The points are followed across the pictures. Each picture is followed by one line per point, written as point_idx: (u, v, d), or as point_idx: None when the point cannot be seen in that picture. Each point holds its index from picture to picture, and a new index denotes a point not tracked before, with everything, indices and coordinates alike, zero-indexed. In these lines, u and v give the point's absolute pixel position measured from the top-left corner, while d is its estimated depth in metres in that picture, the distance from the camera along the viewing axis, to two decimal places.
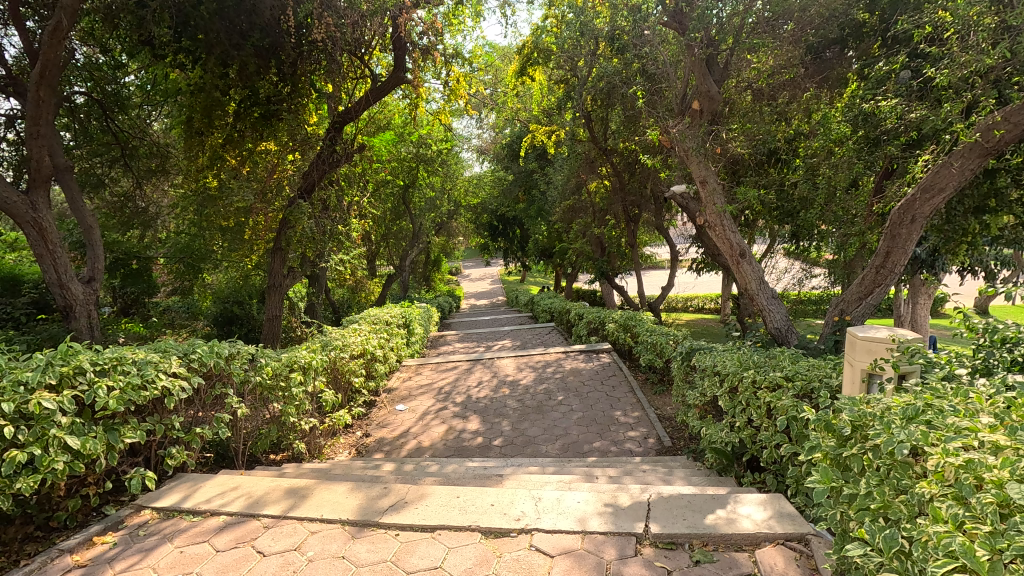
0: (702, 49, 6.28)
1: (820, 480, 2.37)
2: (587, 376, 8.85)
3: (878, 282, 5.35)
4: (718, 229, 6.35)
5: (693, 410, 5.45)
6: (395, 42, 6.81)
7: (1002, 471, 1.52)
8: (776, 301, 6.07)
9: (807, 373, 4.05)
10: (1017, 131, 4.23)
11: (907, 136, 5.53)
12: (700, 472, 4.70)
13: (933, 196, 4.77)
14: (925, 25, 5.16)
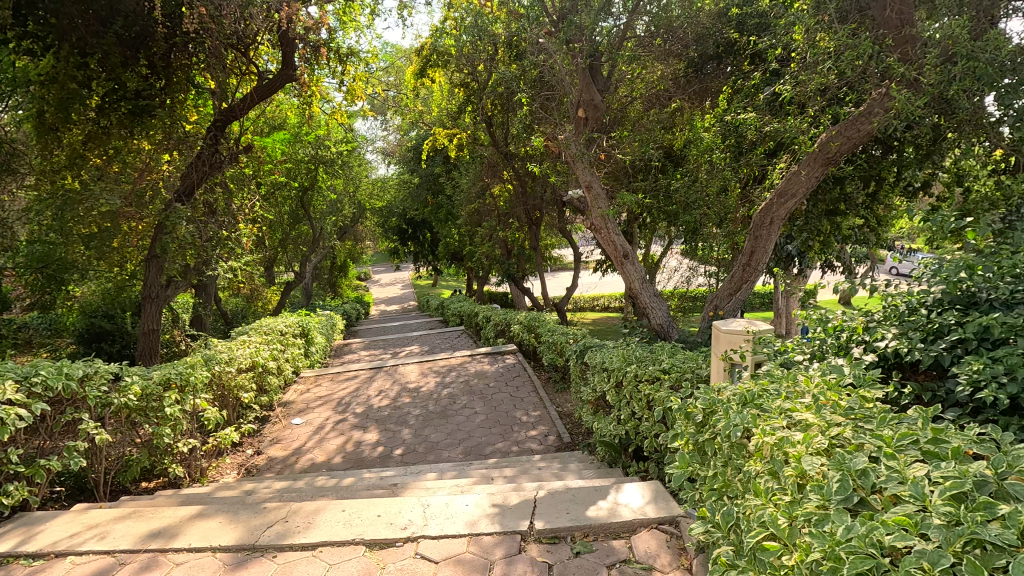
0: (585, 59, 6.56)
1: (681, 465, 2.55)
2: (491, 378, 8.90)
3: (745, 279, 5.89)
4: (604, 231, 6.71)
5: (587, 406, 5.64)
6: (282, 38, 6.48)
7: (803, 445, 1.69)
8: (659, 299, 6.53)
9: (682, 365, 4.32)
10: (849, 144, 4.88)
11: (766, 146, 6.10)
12: (592, 465, 4.88)
13: (787, 201, 5.35)
14: (777, 47, 5.72)
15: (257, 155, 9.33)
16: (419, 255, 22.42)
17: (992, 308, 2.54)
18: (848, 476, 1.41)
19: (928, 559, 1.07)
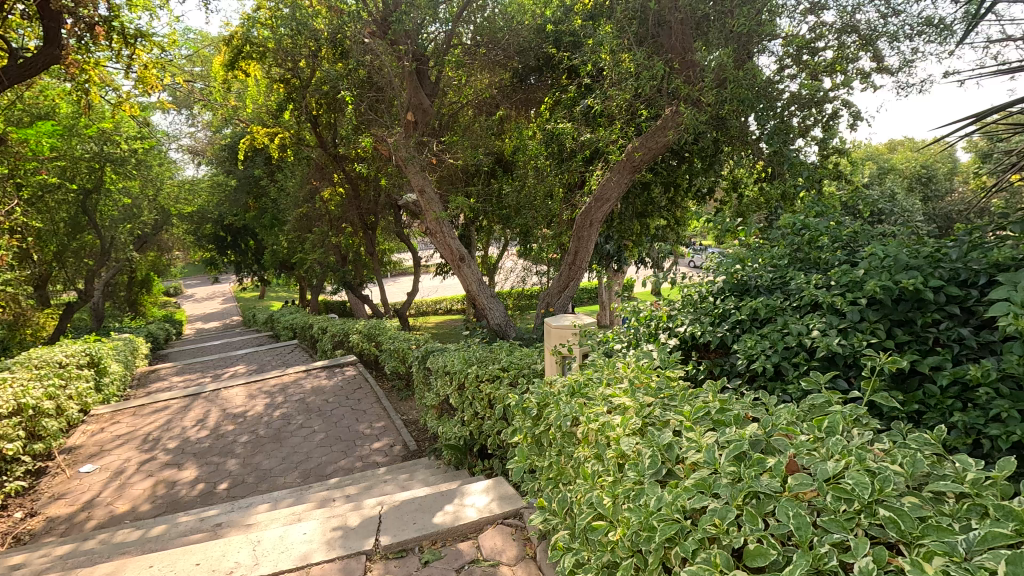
0: (411, 62, 6.50)
1: (520, 459, 2.65)
2: (330, 393, 8.39)
3: (572, 277, 6.39)
4: (440, 234, 6.79)
5: (431, 411, 5.59)
6: (43, 9, 5.10)
7: (621, 428, 1.85)
8: (496, 299, 6.79)
9: (519, 362, 4.50)
10: (649, 154, 5.58)
11: (584, 154, 6.64)
12: (439, 470, 4.83)
13: (603, 205, 5.93)
14: (587, 64, 6.24)
15: (14, 150, 7.60)
16: (241, 265, 20.25)
17: (759, 293, 3.06)
18: (657, 452, 1.57)
19: (718, 515, 1.22)
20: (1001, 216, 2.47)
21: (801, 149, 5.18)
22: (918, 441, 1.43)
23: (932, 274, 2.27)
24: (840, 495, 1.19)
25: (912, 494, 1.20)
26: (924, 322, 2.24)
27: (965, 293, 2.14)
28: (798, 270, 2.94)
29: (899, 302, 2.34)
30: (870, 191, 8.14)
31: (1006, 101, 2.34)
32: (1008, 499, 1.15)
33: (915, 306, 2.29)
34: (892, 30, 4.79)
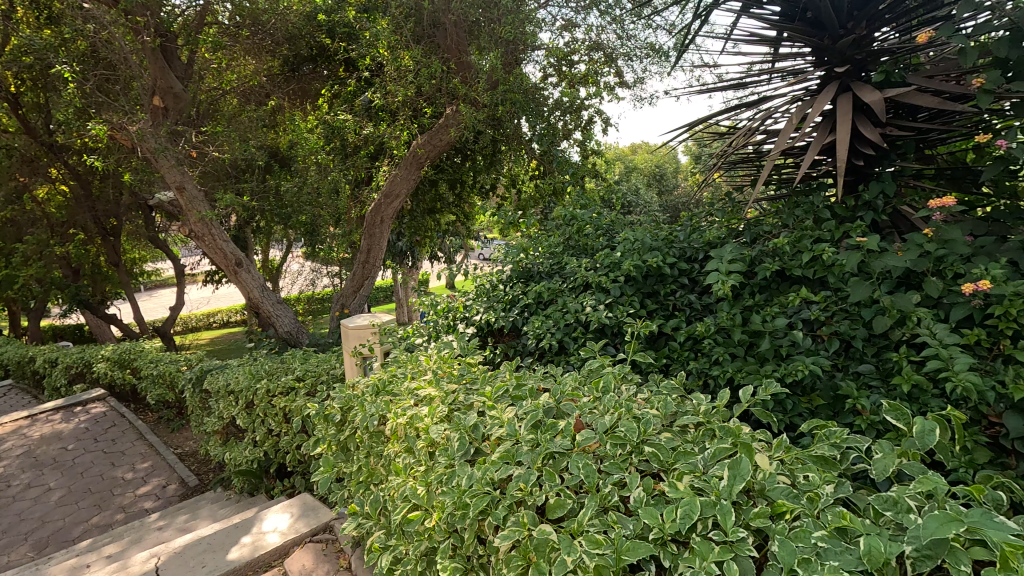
0: (152, 37, 5.58)
1: (325, 469, 2.51)
2: (70, 438, 6.78)
3: (366, 275, 6.48)
4: (208, 238, 5.97)
5: (214, 438, 4.91)
6: None
7: (429, 417, 1.89)
8: (283, 305, 6.29)
9: (316, 370, 4.22)
10: (434, 152, 5.83)
11: (369, 150, 6.48)
12: (229, 502, 4.28)
13: (393, 201, 6.03)
14: (364, 57, 6.06)
15: None
16: None
17: (542, 279, 3.38)
18: (464, 433, 1.65)
19: (523, 480, 1.34)
20: (710, 205, 3.14)
21: (564, 150, 5.84)
22: (668, 388, 1.75)
23: (668, 252, 2.79)
24: (616, 442, 1.41)
25: (666, 430, 1.47)
26: (666, 292, 2.74)
27: (691, 266, 2.68)
28: (572, 254, 3.33)
29: (647, 277, 2.82)
30: (622, 186, 9.56)
31: (710, 113, 2.98)
32: (728, 421, 1.49)
33: (659, 280, 2.79)
34: (626, 51, 5.66)
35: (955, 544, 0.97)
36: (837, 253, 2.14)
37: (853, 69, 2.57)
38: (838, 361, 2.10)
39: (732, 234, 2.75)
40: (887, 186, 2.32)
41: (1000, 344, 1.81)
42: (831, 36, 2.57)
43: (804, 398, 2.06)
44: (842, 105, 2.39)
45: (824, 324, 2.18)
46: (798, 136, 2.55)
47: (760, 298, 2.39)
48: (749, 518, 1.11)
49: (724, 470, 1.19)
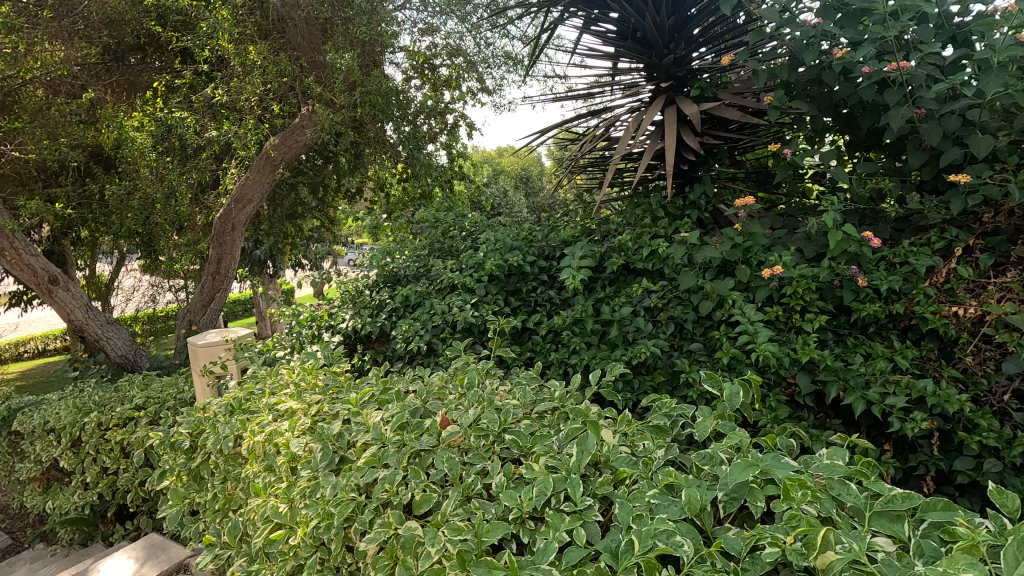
0: None
1: (175, 502, 2.28)
2: None
3: (216, 288, 5.94)
4: (11, 253, 4.92)
5: (29, 486, 4.17)
6: None
7: (290, 431, 1.81)
8: (115, 327, 5.55)
9: (160, 395, 3.78)
10: (289, 153, 5.53)
11: (214, 151, 5.94)
12: (54, 558, 3.67)
13: (245, 207, 5.61)
14: (202, 50, 5.50)
15: None
16: None
17: (409, 282, 3.36)
18: (327, 442, 1.61)
19: (388, 481, 1.35)
20: (564, 205, 3.36)
21: (433, 152, 5.87)
22: (527, 378, 1.86)
23: (528, 252, 2.94)
24: (479, 433, 1.48)
25: (526, 418, 1.57)
26: (527, 289, 2.88)
27: (549, 264, 2.86)
28: (438, 255, 3.35)
29: (510, 276, 2.94)
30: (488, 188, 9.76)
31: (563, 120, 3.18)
32: (580, 403, 1.63)
33: (520, 278, 2.93)
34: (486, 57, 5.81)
35: (752, 485, 1.18)
36: (669, 246, 2.41)
37: (676, 84, 2.92)
38: (675, 342, 2.37)
39: (585, 232, 2.97)
40: (708, 189, 2.71)
41: (792, 318, 2.18)
42: (657, 55, 2.89)
43: (648, 377, 2.30)
44: (668, 115, 2.71)
45: (662, 310, 2.45)
46: (634, 143, 2.83)
47: (609, 290, 2.62)
48: (595, 487, 1.24)
49: (574, 447, 1.31)
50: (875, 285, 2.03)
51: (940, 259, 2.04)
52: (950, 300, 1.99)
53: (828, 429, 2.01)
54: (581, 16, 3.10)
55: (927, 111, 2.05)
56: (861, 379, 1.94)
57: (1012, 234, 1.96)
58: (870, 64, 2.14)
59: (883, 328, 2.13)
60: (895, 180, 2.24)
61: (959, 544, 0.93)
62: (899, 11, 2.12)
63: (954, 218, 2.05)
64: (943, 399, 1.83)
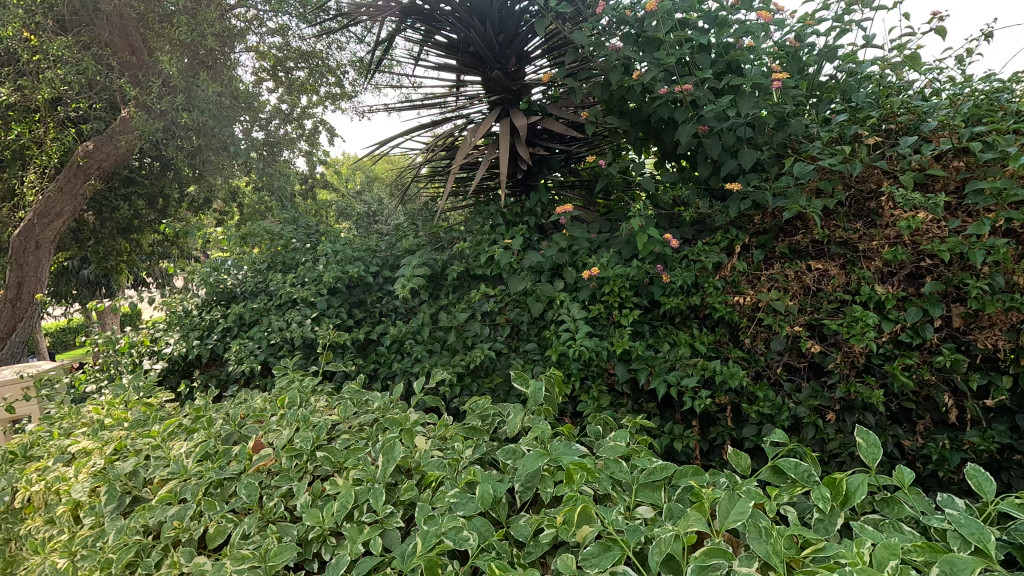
0: None
1: None
2: None
3: (17, 316, 5.10)
4: None
5: None
6: None
7: (77, 475, 1.62)
8: None
9: None
10: (107, 161, 4.90)
11: (10, 158, 5.11)
12: None
13: (52, 222, 4.90)
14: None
15: None
16: None
17: (245, 299, 3.12)
18: (116, 483, 1.48)
19: (178, 518, 1.28)
20: (411, 215, 3.37)
21: (293, 159, 5.58)
22: (347, 393, 1.85)
23: (370, 262, 2.90)
24: (292, 454, 1.44)
25: (345, 432, 1.61)
26: (372, 300, 2.84)
27: (391, 273, 2.84)
28: (278, 268, 3.16)
29: (353, 288, 2.88)
30: (360, 197, 9.45)
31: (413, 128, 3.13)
32: (403, 410, 1.73)
33: (364, 289, 2.88)
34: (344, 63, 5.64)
35: (543, 473, 1.27)
36: (502, 252, 2.51)
37: (512, 97, 3.04)
38: (511, 343, 2.48)
39: (430, 241, 3.00)
40: (542, 197, 2.85)
41: (611, 313, 2.34)
42: (491, 69, 2.99)
43: (486, 379, 2.38)
44: (501, 127, 2.83)
45: (500, 314, 2.55)
46: (471, 153, 2.92)
47: (452, 297, 2.67)
48: (400, 494, 1.28)
49: (381, 456, 1.34)
50: (675, 281, 2.26)
51: (726, 256, 2.30)
52: (733, 291, 2.23)
53: (641, 413, 2.21)
54: (419, 29, 3.13)
55: (709, 127, 2.32)
56: (665, 365, 2.16)
57: (777, 232, 2.30)
58: (662, 85, 2.40)
59: (687, 319, 2.36)
60: (692, 187, 2.52)
61: (696, 505, 1.07)
62: (683, 39, 2.38)
63: (734, 219, 2.35)
64: (728, 375, 2.08)
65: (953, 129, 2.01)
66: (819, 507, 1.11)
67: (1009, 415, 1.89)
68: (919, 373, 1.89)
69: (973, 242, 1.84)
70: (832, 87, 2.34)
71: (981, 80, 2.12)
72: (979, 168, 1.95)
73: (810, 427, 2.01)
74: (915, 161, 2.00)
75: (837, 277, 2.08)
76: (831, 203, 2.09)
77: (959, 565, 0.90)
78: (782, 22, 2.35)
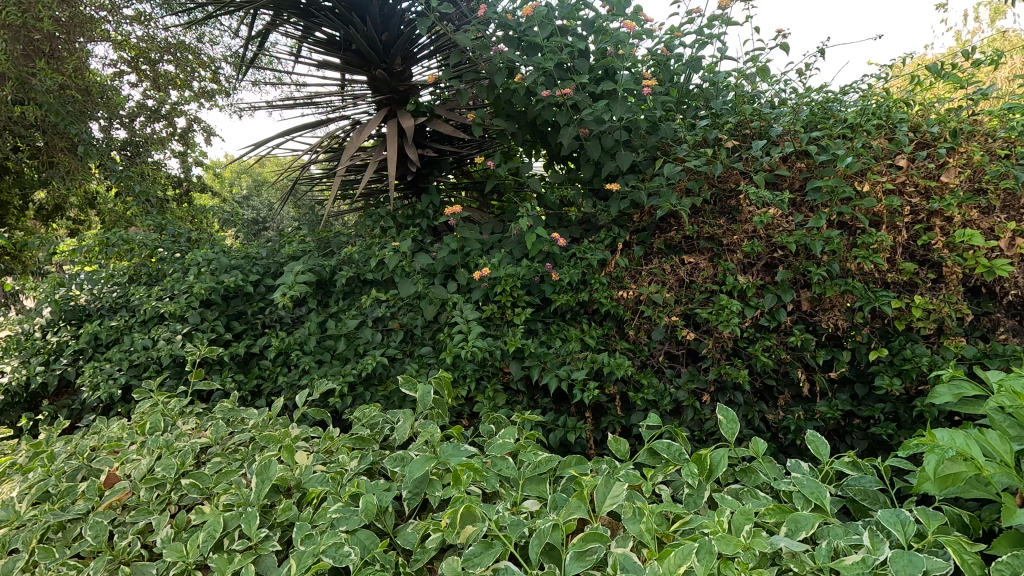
0: None
1: None
2: None
3: None
4: None
5: None
6: None
7: None
8: None
9: None
10: None
11: None
12: None
13: None
14: None
15: None
16: None
17: (102, 317, 2.77)
18: None
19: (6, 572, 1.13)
20: (296, 220, 3.19)
21: (164, 161, 5.09)
22: (217, 410, 1.78)
23: (250, 270, 2.71)
24: (151, 485, 1.34)
25: (217, 454, 1.54)
26: (252, 311, 2.64)
27: (273, 282, 2.66)
28: (143, 280, 2.85)
29: (230, 298, 2.67)
30: (246, 204, 8.82)
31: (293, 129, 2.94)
32: (283, 425, 1.73)
33: (244, 300, 2.67)
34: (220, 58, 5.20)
35: (431, 477, 1.26)
36: (391, 255, 2.45)
37: (399, 98, 2.95)
38: (405, 349, 2.42)
39: (317, 246, 2.86)
40: (434, 199, 2.80)
41: (505, 313, 2.35)
42: (375, 68, 2.89)
43: (379, 387, 2.31)
44: (387, 128, 2.74)
45: (392, 319, 2.48)
46: (357, 155, 2.81)
47: (342, 304, 2.56)
48: (277, 516, 1.22)
49: (255, 477, 1.26)
50: (564, 278, 2.31)
51: (610, 253, 2.41)
52: (617, 286, 2.34)
53: (536, 409, 2.23)
54: (297, 25, 2.97)
55: (590, 130, 2.42)
56: (557, 361, 2.21)
57: (654, 229, 2.45)
58: (544, 88, 2.46)
59: (577, 315, 2.42)
60: (577, 187, 2.60)
61: (577, 494, 1.12)
62: (562, 45, 2.47)
63: (616, 217, 2.47)
64: (616, 366, 2.15)
65: (795, 134, 2.26)
66: (688, 483, 1.20)
67: (850, 385, 2.15)
68: (777, 353, 2.09)
69: (814, 233, 2.07)
70: (698, 95, 2.53)
71: (817, 91, 2.39)
72: (817, 169, 2.20)
73: (689, 409, 2.15)
74: (765, 162, 2.22)
75: (706, 269, 2.25)
76: (698, 202, 2.27)
77: (802, 522, 1.00)
78: (651, 33, 2.50)
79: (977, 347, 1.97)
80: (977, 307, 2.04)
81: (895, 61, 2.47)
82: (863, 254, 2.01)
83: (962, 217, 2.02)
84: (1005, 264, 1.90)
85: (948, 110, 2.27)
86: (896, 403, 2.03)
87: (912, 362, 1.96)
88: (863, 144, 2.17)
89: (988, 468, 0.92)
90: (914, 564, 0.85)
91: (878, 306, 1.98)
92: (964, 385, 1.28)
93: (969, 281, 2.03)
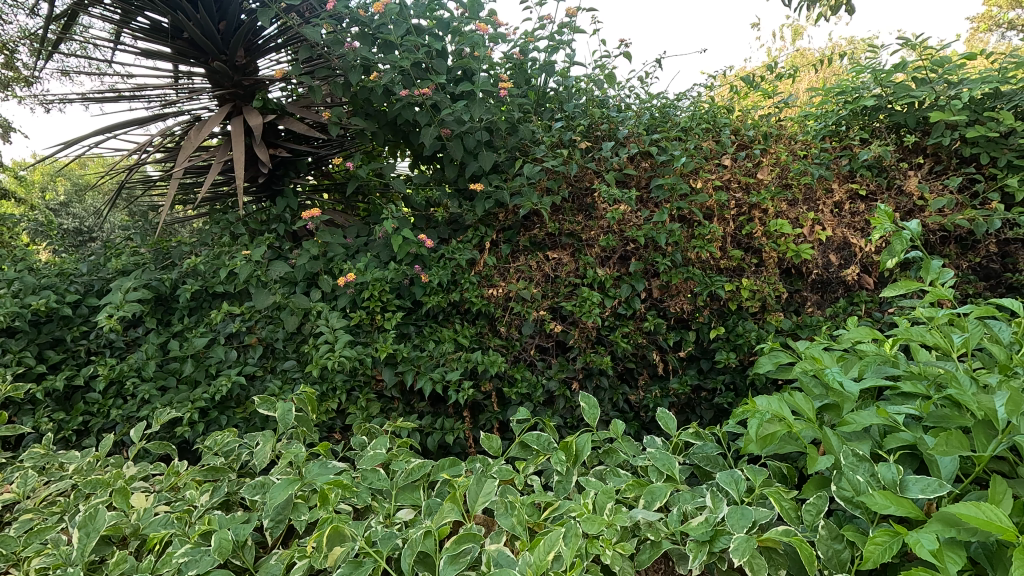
0: None
1: None
2: None
3: None
4: None
5: None
6: None
7: None
8: None
9: None
10: None
11: None
12: None
13: None
14: None
15: None
16: None
17: None
18: None
19: None
20: (127, 230, 2.80)
21: None
22: (24, 459, 1.57)
23: (66, 290, 2.32)
24: None
25: (27, 510, 1.33)
26: (72, 337, 2.26)
27: (98, 301, 2.31)
28: None
29: (42, 324, 2.27)
30: (64, 212, 7.47)
31: (116, 123, 2.56)
32: (115, 466, 1.52)
33: (60, 325, 2.29)
34: (13, 40, 4.33)
35: (296, 500, 1.18)
36: (242, 265, 2.25)
37: (244, 92, 2.70)
38: (266, 364, 2.23)
39: (154, 258, 2.54)
40: (291, 201, 2.62)
41: (373, 319, 2.26)
42: (213, 59, 2.62)
43: (237, 409, 2.11)
44: (232, 126, 2.51)
45: (249, 334, 2.27)
46: (197, 155, 2.54)
47: (187, 322, 2.30)
48: (108, 571, 1.07)
49: (76, 532, 1.11)
50: (433, 279, 2.27)
51: (478, 252, 2.43)
52: (487, 284, 2.37)
53: (413, 414, 2.18)
54: (114, 8, 2.61)
55: (451, 131, 2.42)
56: (431, 364, 2.17)
57: (519, 227, 2.51)
58: (401, 88, 2.40)
59: (450, 315, 2.40)
60: (442, 188, 2.58)
61: (450, 497, 1.12)
62: (418, 44, 2.42)
63: (482, 217, 2.50)
64: (491, 363, 2.17)
65: (638, 136, 2.47)
66: (558, 471, 1.25)
67: (696, 361, 2.38)
68: (634, 337, 2.25)
69: (659, 227, 2.28)
70: (553, 99, 2.67)
71: (657, 97, 2.63)
72: (659, 168, 2.41)
73: (561, 398, 2.24)
74: (615, 162, 2.39)
75: (569, 263, 2.37)
76: (557, 200, 2.38)
77: (656, 492, 1.09)
78: (505, 37, 2.55)
79: (792, 320, 2.30)
80: (791, 285, 2.37)
81: (719, 73, 2.80)
82: (700, 243, 2.25)
83: (774, 209, 2.34)
84: (807, 249, 2.23)
85: (761, 116, 2.63)
86: (734, 374, 2.30)
87: (744, 337, 2.24)
88: (694, 146, 2.43)
89: (796, 425, 1.08)
90: (745, 516, 0.96)
91: (714, 290, 2.23)
92: (780, 354, 1.48)
93: (783, 264, 2.36)
